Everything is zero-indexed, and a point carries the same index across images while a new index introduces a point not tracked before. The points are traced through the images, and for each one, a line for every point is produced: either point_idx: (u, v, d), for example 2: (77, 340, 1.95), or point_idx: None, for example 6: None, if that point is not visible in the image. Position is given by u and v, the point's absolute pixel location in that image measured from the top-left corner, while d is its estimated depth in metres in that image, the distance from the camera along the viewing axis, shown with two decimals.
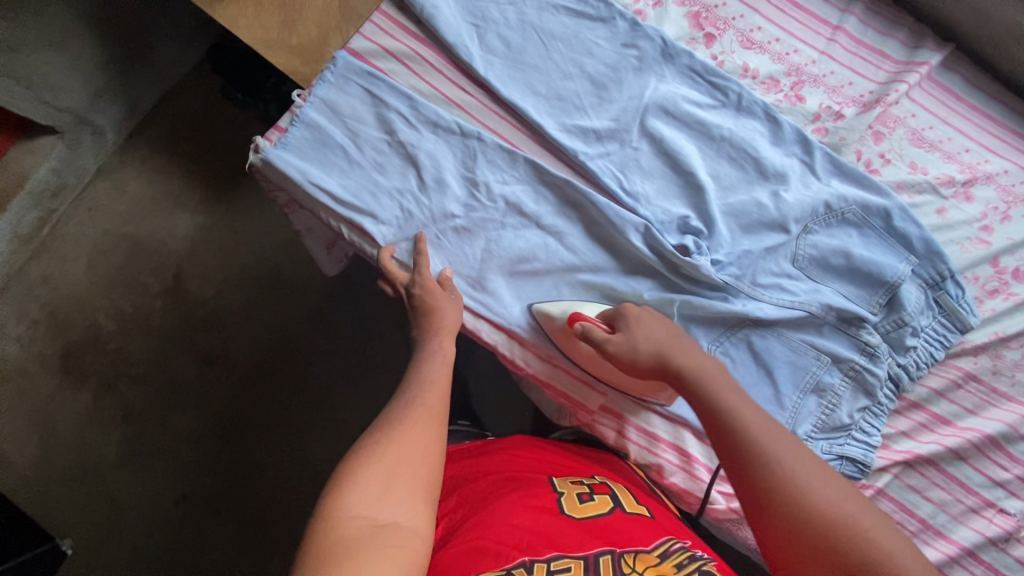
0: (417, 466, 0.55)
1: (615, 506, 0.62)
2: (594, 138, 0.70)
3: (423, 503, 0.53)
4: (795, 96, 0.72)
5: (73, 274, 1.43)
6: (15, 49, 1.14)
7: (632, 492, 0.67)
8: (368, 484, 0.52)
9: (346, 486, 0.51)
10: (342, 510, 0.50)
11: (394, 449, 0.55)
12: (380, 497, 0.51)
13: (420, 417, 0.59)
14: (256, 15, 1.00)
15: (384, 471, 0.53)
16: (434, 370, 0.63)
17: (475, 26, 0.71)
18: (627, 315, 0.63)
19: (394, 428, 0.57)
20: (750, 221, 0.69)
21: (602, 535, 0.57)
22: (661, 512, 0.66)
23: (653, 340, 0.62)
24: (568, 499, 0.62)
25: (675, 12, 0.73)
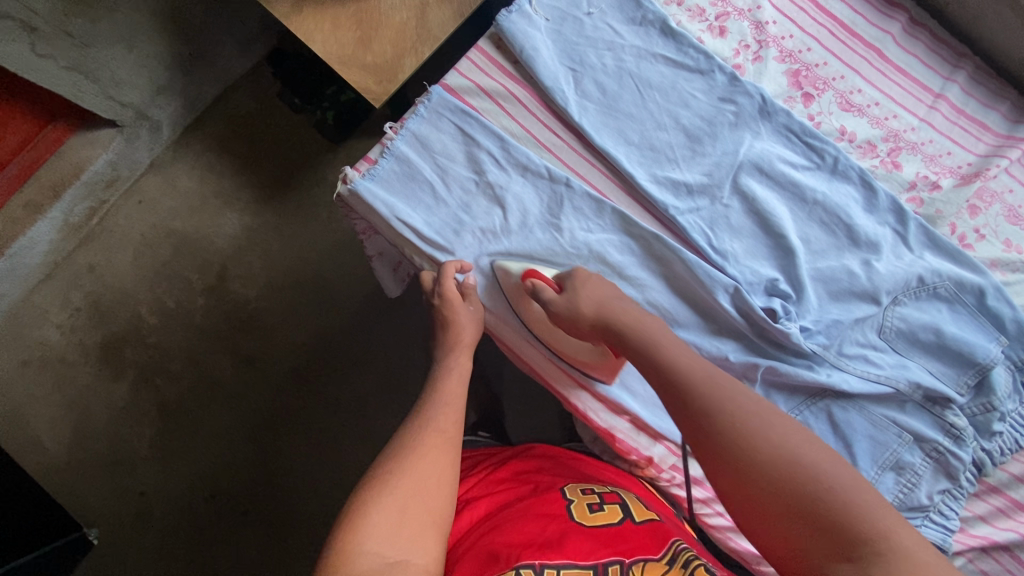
0: (429, 497, 0.56)
1: (625, 516, 0.61)
2: (685, 192, 0.69)
3: (435, 537, 0.54)
4: (892, 163, 0.71)
5: (119, 265, 1.43)
6: (86, 44, 1.12)
7: (643, 501, 0.67)
8: (379, 519, 0.53)
9: (359, 519, 0.52)
10: (356, 543, 0.50)
11: (405, 481, 0.57)
12: (391, 531, 0.52)
13: (431, 448, 0.61)
14: (333, 31, 1.00)
15: (396, 505, 0.54)
16: (446, 400, 0.65)
17: (572, 70, 0.70)
18: (575, 277, 0.66)
19: (406, 456, 0.59)
20: (840, 289, 0.68)
21: (609, 543, 0.56)
22: (673, 521, 0.65)
23: (596, 301, 0.65)
24: (576, 508, 0.62)
25: (775, 68, 0.71)
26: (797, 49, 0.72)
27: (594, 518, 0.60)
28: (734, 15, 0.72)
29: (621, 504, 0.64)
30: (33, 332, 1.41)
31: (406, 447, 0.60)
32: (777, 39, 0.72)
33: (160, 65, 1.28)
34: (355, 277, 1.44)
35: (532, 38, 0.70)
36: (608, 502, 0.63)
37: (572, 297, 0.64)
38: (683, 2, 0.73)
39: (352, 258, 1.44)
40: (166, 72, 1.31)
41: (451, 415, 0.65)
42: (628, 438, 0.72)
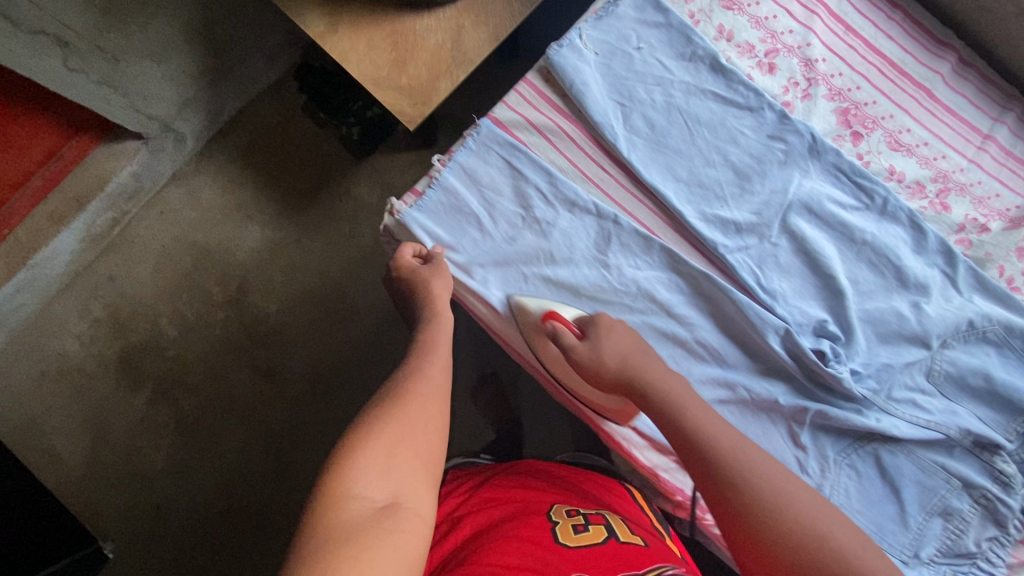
0: (419, 447, 0.62)
1: (609, 536, 0.62)
2: (733, 230, 0.69)
3: (424, 487, 0.59)
4: (941, 204, 0.70)
5: (140, 277, 1.43)
6: (118, 58, 1.11)
7: (627, 522, 0.68)
8: (372, 463, 0.57)
9: (354, 469, 0.56)
10: (350, 490, 0.54)
11: (395, 431, 0.61)
12: (384, 479, 0.56)
13: (421, 402, 0.67)
14: (368, 52, 1.00)
15: (389, 452, 0.59)
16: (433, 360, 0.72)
17: (621, 105, 0.70)
18: (598, 328, 0.64)
19: (396, 411, 0.64)
20: (889, 332, 0.67)
21: (596, 560, 0.57)
22: (655, 541, 0.66)
23: (622, 353, 0.63)
24: (562, 530, 0.62)
25: (825, 107, 0.71)
26: (846, 87, 0.72)
27: (578, 539, 0.61)
28: (783, 52, 0.72)
29: (606, 524, 0.64)
30: (52, 342, 1.40)
31: (399, 399, 0.66)
32: (827, 77, 0.72)
33: (187, 78, 1.28)
34: (377, 293, 1.43)
35: (582, 73, 0.69)
36: (592, 522, 0.64)
37: (597, 351, 0.63)
38: (733, 38, 0.72)
39: (372, 273, 1.43)
40: (193, 86, 1.30)
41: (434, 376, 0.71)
42: (674, 479, 0.72)
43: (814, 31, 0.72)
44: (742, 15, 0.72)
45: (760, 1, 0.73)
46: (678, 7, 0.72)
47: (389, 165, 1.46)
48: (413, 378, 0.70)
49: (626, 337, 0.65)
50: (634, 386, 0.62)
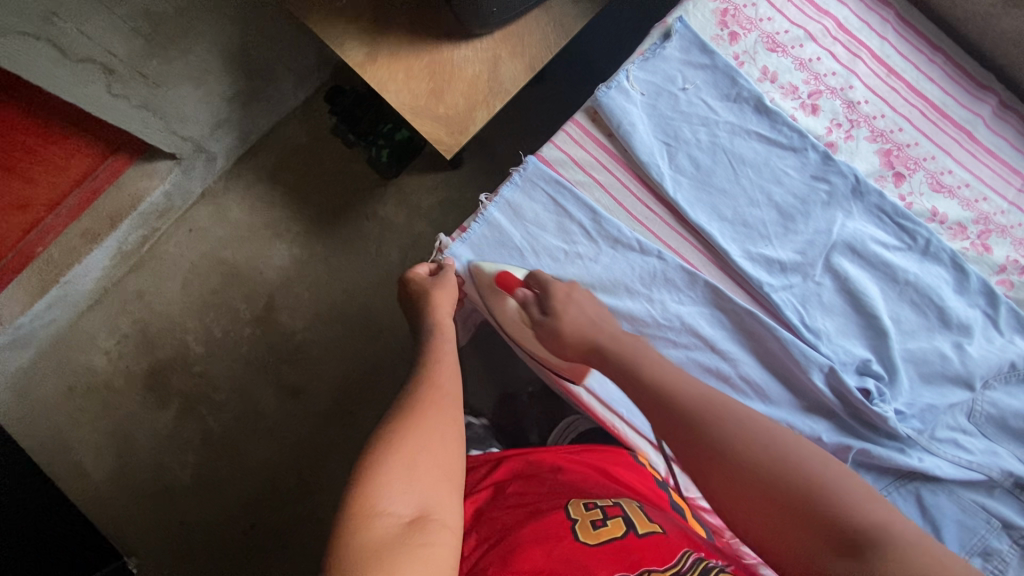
0: (442, 452, 0.61)
1: (628, 528, 0.62)
2: (778, 268, 0.69)
3: (448, 494, 0.58)
4: (982, 245, 0.71)
5: (168, 293, 1.45)
6: (158, 83, 1.12)
7: (644, 510, 0.67)
8: (395, 476, 0.56)
9: (379, 484, 0.55)
10: (376, 506, 0.53)
11: (416, 440, 0.60)
12: (411, 492, 0.56)
13: (435, 409, 0.64)
14: (406, 81, 1.02)
15: (410, 463, 0.58)
16: (446, 360, 0.70)
17: (666, 144, 0.71)
18: (557, 297, 0.66)
19: (414, 418, 0.62)
20: (932, 372, 0.68)
21: (616, 564, 0.57)
22: (672, 528, 0.65)
23: (579, 321, 0.65)
24: (580, 525, 0.62)
25: (867, 148, 0.72)
26: (889, 129, 0.73)
27: (599, 536, 0.60)
28: (826, 93, 0.73)
29: (623, 513, 0.64)
30: (80, 357, 1.42)
31: (415, 405, 0.64)
32: (869, 118, 0.73)
33: (221, 101, 1.29)
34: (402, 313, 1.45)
35: (630, 114, 0.70)
36: (611, 515, 0.63)
37: (548, 314, 0.66)
38: (777, 79, 0.73)
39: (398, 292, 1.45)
40: (226, 107, 1.32)
41: (451, 374, 0.69)
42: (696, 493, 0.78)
43: (856, 74, 0.74)
44: (786, 57, 0.74)
45: (804, 43, 0.74)
46: (723, 48, 0.74)
47: (416, 185, 1.48)
48: (424, 383, 0.67)
49: (584, 303, 0.67)
50: (591, 354, 0.65)
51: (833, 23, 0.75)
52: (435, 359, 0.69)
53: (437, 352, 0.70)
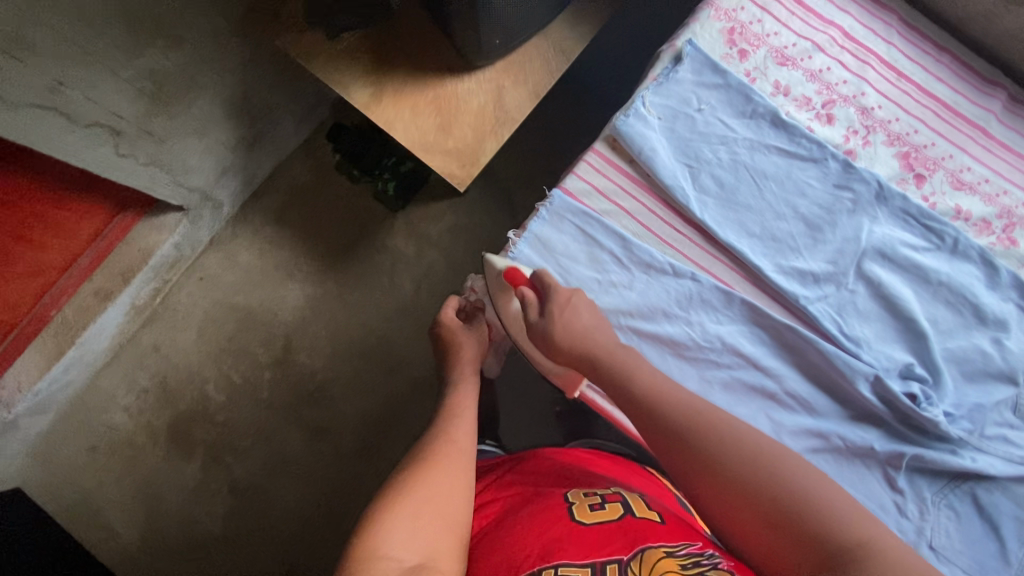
0: (448, 500, 0.64)
1: (624, 512, 0.64)
2: (811, 280, 0.70)
3: (451, 541, 0.60)
4: (1008, 238, 0.72)
5: (184, 344, 1.44)
6: (163, 138, 1.11)
7: (645, 500, 0.69)
8: (401, 520, 0.59)
9: (385, 527, 0.58)
10: (380, 547, 0.56)
11: (424, 487, 0.63)
12: (412, 530, 0.58)
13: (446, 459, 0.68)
14: (414, 118, 1.02)
15: (416, 506, 0.61)
16: (460, 417, 0.76)
17: (689, 166, 0.72)
18: (597, 344, 0.65)
19: (424, 469, 0.66)
20: (974, 370, 0.68)
21: (607, 543, 0.60)
22: (675, 519, 0.66)
23: (574, 329, 0.65)
24: (578, 508, 0.65)
25: (886, 153, 0.73)
26: (904, 131, 0.74)
27: (594, 518, 0.64)
28: (840, 102, 0.74)
29: (622, 502, 0.66)
30: (100, 416, 1.40)
31: (427, 457, 0.68)
32: (884, 123, 0.74)
33: (226, 149, 1.29)
34: (419, 343, 1.45)
35: (650, 139, 0.71)
36: (609, 500, 0.66)
37: (546, 315, 0.66)
38: (790, 92, 0.74)
39: (413, 322, 1.45)
40: (230, 155, 1.32)
41: (464, 429, 0.75)
42: None
43: (867, 80, 0.75)
44: (797, 69, 0.75)
45: (813, 55, 0.75)
46: (734, 66, 0.74)
47: (424, 214, 1.49)
48: (437, 435, 0.72)
49: (584, 306, 0.67)
50: (586, 356, 0.65)
51: (839, 32, 0.77)
52: (450, 421, 0.75)
53: (452, 414, 0.76)
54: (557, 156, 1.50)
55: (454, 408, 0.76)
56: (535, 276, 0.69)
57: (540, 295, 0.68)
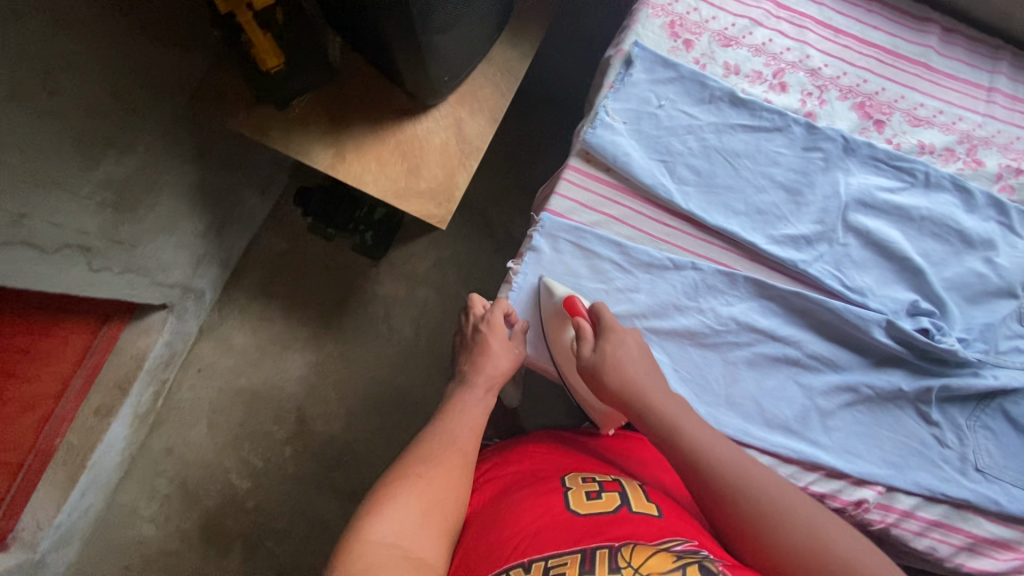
0: (445, 496, 0.62)
1: (621, 505, 0.62)
2: (804, 243, 0.72)
3: (444, 535, 0.59)
4: (974, 161, 0.75)
5: (197, 440, 1.40)
6: (134, 244, 1.08)
7: (644, 491, 0.67)
8: (399, 508, 0.58)
9: (382, 514, 0.57)
10: (374, 534, 0.55)
11: (424, 481, 0.62)
12: (410, 530, 0.57)
13: (451, 456, 0.66)
14: (381, 168, 1.03)
15: (417, 507, 0.59)
16: (468, 416, 0.72)
17: (663, 161, 0.73)
18: (620, 353, 0.66)
19: (426, 462, 0.64)
20: (975, 292, 0.71)
21: (601, 526, 0.57)
22: (676, 514, 0.63)
23: (620, 369, 0.66)
24: (574, 497, 0.63)
25: (843, 107, 0.76)
26: (854, 83, 0.77)
27: (590, 506, 0.61)
28: (788, 69, 0.77)
29: (620, 493, 0.64)
30: (126, 534, 1.34)
31: (430, 450, 0.66)
32: (833, 79, 0.77)
33: (197, 238, 1.27)
34: (431, 382, 1.44)
35: (622, 145, 0.72)
36: (606, 490, 0.64)
37: (600, 353, 0.66)
38: (740, 70, 0.77)
39: (421, 364, 1.45)
40: (203, 243, 1.30)
41: (469, 425, 0.71)
42: None
43: (808, 43, 0.78)
44: (741, 47, 0.77)
45: (753, 30, 0.78)
46: (683, 57, 0.76)
47: (407, 256, 1.50)
48: (443, 434, 0.69)
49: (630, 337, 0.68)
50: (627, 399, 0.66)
51: (772, 4, 0.79)
52: (453, 415, 0.71)
53: (455, 408, 0.72)
54: (523, 169, 1.52)
55: (459, 407, 0.72)
56: (592, 309, 0.69)
57: (595, 330, 0.68)
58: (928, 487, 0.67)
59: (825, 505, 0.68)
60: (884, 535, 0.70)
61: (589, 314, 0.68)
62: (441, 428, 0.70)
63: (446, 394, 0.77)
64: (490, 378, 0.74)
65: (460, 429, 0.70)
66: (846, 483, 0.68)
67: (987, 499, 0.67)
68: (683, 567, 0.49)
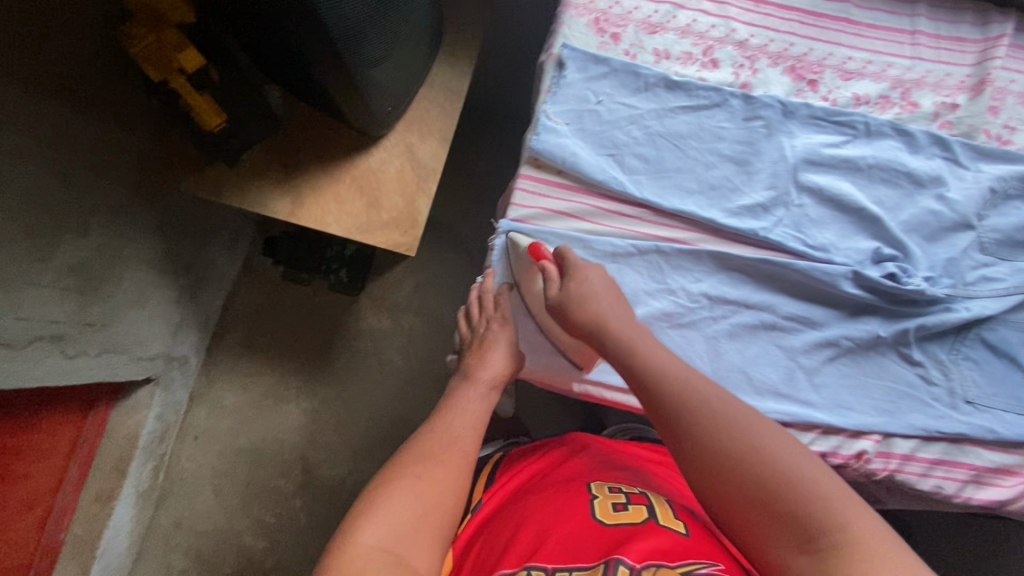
0: (441, 503, 0.60)
1: (648, 517, 0.63)
2: (761, 211, 0.73)
3: (436, 542, 0.57)
4: (910, 104, 0.78)
5: (205, 508, 1.37)
6: (107, 324, 1.07)
7: (673, 507, 0.67)
8: (394, 510, 0.57)
9: (376, 515, 0.56)
10: (366, 537, 0.54)
11: (423, 483, 0.60)
12: (402, 533, 0.56)
13: (452, 458, 0.64)
14: (341, 208, 1.03)
15: (414, 512, 0.58)
16: (468, 415, 0.69)
17: (611, 155, 0.74)
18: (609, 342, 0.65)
19: (425, 461, 0.63)
20: (933, 230, 0.73)
21: (622, 541, 0.58)
22: (701, 532, 0.64)
23: (585, 308, 0.66)
24: (601, 508, 0.65)
25: (775, 73, 0.78)
26: (782, 48, 0.79)
27: (616, 518, 0.63)
28: (717, 45, 0.79)
29: (648, 505, 0.65)
30: None
31: (428, 451, 0.64)
32: (761, 48, 0.79)
33: (170, 306, 1.25)
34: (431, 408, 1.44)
35: (567, 145, 0.73)
36: (634, 503, 0.65)
37: (564, 291, 0.68)
38: (670, 54, 0.78)
39: (418, 392, 1.45)
40: (178, 309, 1.28)
41: (469, 421, 0.69)
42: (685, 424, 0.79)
43: (731, 17, 0.80)
44: (667, 32, 0.79)
45: (675, 14, 0.79)
46: (613, 51, 0.77)
47: (385, 287, 1.50)
48: (447, 430, 0.67)
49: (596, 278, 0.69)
50: (596, 335, 0.66)
51: None
52: (453, 412, 0.69)
53: (455, 403, 0.70)
54: (486, 183, 1.53)
55: (458, 405, 0.70)
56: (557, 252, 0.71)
57: (561, 272, 0.70)
58: (924, 428, 0.68)
59: (827, 462, 0.69)
60: (890, 482, 0.71)
61: (555, 258, 0.70)
62: (444, 423, 0.68)
63: (449, 388, 0.75)
64: (494, 373, 0.72)
65: (463, 426, 0.68)
66: (844, 437, 0.69)
67: (982, 429, 0.68)
68: None
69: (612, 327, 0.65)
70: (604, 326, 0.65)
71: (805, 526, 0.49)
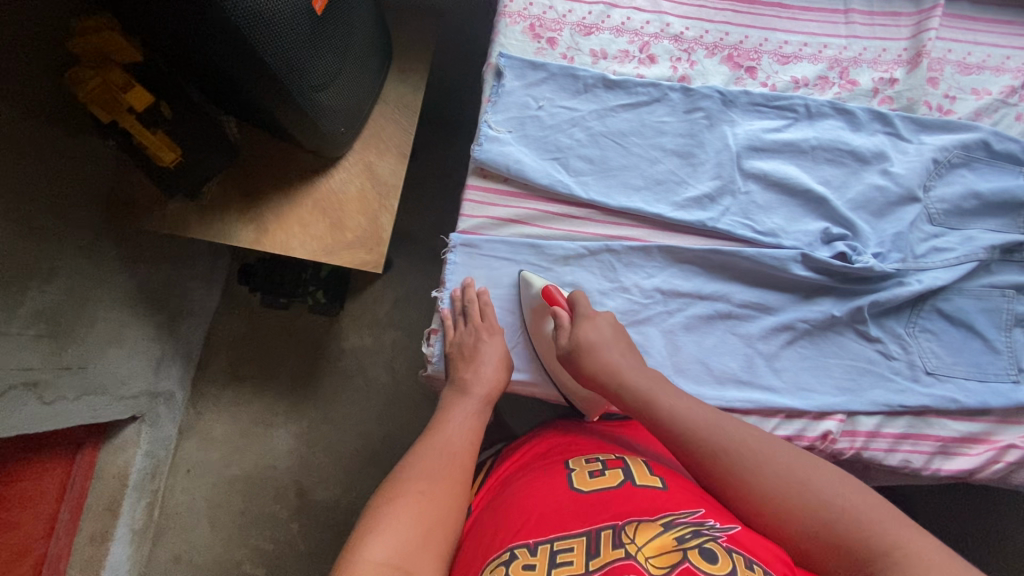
0: (447, 517, 0.56)
1: (624, 478, 0.63)
2: (708, 201, 0.74)
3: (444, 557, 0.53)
4: (848, 82, 0.78)
5: (202, 540, 1.37)
6: (84, 364, 1.07)
7: (648, 465, 0.66)
8: (397, 526, 0.53)
9: (375, 532, 0.52)
10: (368, 555, 0.50)
11: (423, 497, 0.57)
12: (408, 548, 0.51)
13: (450, 473, 0.61)
14: (305, 230, 1.04)
15: (420, 529, 0.53)
16: (459, 429, 0.66)
17: (556, 158, 0.75)
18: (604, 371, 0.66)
19: (423, 477, 0.59)
20: (880, 206, 0.73)
21: (603, 506, 0.58)
22: (681, 484, 0.63)
23: (596, 357, 0.66)
24: (578, 477, 0.64)
25: (712, 65, 0.79)
26: (717, 39, 0.80)
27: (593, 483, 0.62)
28: (652, 41, 0.79)
29: (623, 468, 0.65)
30: None
31: (425, 466, 0.60)
32: (697, 40, 0.80)
33: (149, 342, 1.26)
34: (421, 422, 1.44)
35: (511, 153, 0.73)
36: (609, 468, 0.65)
37: (574, 339, 0.67)
38: (607, 54, 0.79)
39: (405, 407, 1.45)
40: (158, 344, 1.29)
41: (462, 436, 0.65)
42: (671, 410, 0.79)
43: (664, 12, 0.80)
44: (603, 32, 0.79)
45: (609, 13, 0.80)
46: (550, 55, 0.78)
47: (364, 305, 1.50)
48: (441, 445, 0.63)
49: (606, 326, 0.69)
50: (603, 381, 0.66)
51: None
52: (444, 427, 0.66)
53: (445, 418, 0.67)
54: (455, 194, 1.53)
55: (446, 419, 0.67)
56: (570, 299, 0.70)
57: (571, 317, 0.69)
58: (887, 403, 0.68)
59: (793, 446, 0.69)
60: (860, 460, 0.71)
61: (567, 305, 0.70)
62: (434, 439, 0.64)
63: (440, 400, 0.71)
64: (489, 388, 0.69)
65: (458, 441, 0.64)
66: (808, 420, 0.69)
67: (943, 399, 0.68)
68: (684, 549, 0.51)
69: (625, 379, 0.66)
70: (620, 378, 0.66)
71: (804, 502, 0.55)
